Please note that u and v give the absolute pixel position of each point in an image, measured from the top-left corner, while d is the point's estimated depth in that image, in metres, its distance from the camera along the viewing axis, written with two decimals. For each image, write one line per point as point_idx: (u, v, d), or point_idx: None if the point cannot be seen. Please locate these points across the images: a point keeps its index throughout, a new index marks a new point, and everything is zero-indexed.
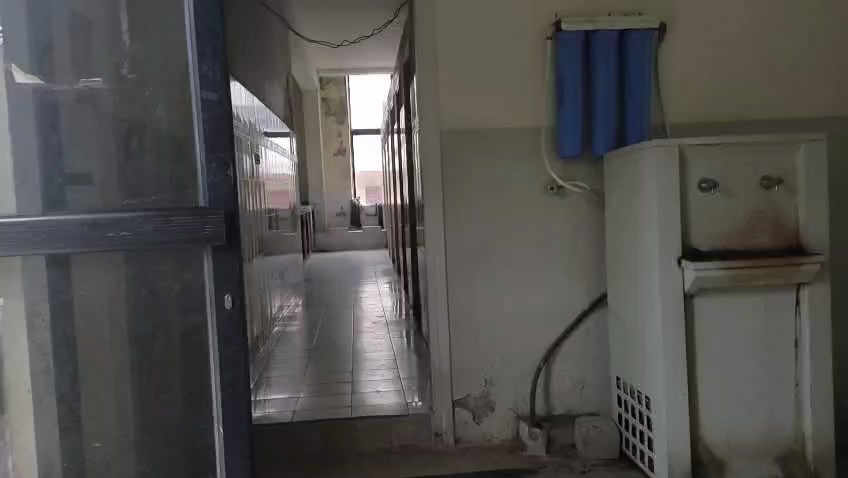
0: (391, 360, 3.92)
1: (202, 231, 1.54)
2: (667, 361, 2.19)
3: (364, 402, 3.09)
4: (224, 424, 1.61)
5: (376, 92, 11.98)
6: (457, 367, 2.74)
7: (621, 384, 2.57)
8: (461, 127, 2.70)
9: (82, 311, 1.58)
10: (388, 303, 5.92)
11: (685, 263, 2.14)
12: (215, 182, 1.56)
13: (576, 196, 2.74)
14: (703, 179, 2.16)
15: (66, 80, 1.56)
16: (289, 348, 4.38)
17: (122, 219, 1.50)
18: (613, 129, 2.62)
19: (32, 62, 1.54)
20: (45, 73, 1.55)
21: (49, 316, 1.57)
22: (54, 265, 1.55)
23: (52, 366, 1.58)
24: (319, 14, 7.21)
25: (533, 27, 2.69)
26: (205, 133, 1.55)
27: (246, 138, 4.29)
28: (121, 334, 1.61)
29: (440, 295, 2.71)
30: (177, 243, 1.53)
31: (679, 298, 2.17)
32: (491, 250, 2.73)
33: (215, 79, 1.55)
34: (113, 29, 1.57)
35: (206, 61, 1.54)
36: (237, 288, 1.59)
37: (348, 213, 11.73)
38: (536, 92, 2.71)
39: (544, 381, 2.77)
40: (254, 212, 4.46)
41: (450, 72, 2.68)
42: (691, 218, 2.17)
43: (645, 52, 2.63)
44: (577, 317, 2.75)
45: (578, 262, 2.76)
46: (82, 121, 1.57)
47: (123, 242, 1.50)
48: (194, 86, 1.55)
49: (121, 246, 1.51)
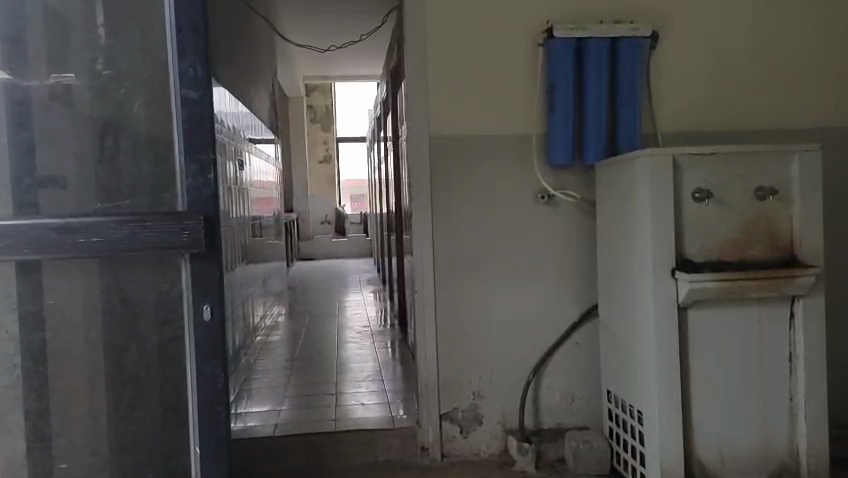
0: (377, 371, 3.84)
1: (180, 237, 1.46)
2: (659, 375, 2.14)
3: (348, 415, 3.01)
4: (202, 441, 1.53)
5: (363, 100, 11.93)
6: (445, 378, 2.68)
7: (612, 398, 2.52)
8: (450, 133, 2.65)
9: (51, 321, 1.49)
10: (373, 313, 5.85)
11: (678, 275, 2.10)
12: (196, 185, 1.49)
13: (567, 205, 2.70)
14: (697, 189, 2.12)
15: (37, 76, 1.48)
16: (271, 359, 4.28)
17: (93, 223, 1.43)
18: (604, 137, 2.59)
19: (1, 56, 1.46)
20: (14, 68, 1.47)
21: (15, 326, 1.48)
22: (22, 272, 1.47)
23: (18, 379, 1.49)
24: (307, 19, 7.15)
25: (524, 32, 2.65)
26: (186, 133, 1.48)
27: (229, 144, 4.18)
28: (93, 345, 1.52)
29: (428, 304, 2.64)
30: (153, 249, 1.45)
31: (673, 310, 2.13)
32: (480, 259, 2.68)
33: (197, 77, 1.48)
34: (88, 22, 1.49)
35: (188, 57, 1.48)
36: (218, 298, 1.51)
37: (333, 221, 11.63)
38: (527, 99, 2.67)
39: (534, 393, 2.71)
40: (237, 218, 4.38)
41: (440, 77, 2.64)
42: (684, 228, 2.13)
43: (636, 60, 2.59)
44: (568, 327, 2.71)
45: (569, 272, 2.71)
46: (54, 120, 1.49)
47: (94, 247, 1.43)
48: (175, 83, 1.48)
49: (92, 251, 1.43)
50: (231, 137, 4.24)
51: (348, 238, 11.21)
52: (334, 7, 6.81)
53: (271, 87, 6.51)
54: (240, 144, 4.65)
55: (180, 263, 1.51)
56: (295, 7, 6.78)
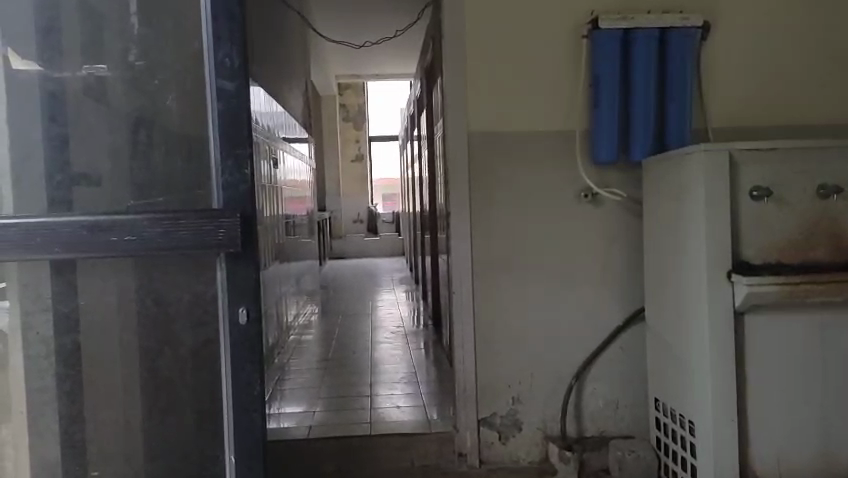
0: (412, 373, 3.77)
1: (215, 235, 1.41)
2: (713, 384, 2.02)
3: (382, 418, 2.94)
4: (237, 447, 1.47)
5: (395, 98, 11.89)
6: (484, 383, 2.59)
7: (659, 406, 2.42)
8: (488, 130, 2.56)
9: (87, 323, 1.46)
10: (406, 313, 5.78)
11: (735, 278, 1.98)
12: (231, 182, 1.43)
13: (612, 204, 2.59)
14: (755, 186, 2.00)
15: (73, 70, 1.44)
16: (304, 359, 4.24)
17: (126, 222, 1.38)
18: (652, 133, 2.47)
19: (32, 48, 1.43)
20: (45, 60, 1.44)
21: (49, 327, 1.45)
22: (56, 272, 1.43)
23: (52, 381, 1.46)
24: (340, 16, 7.11)
25: (567, 24, 2.55)
26: (220, 127, 1.42)
27: (263, 143, 4.16)
28: (127, 347, 1.47)
29: (466, 306, 2.56)
30: (187, 249, 1.40)
31: (728, 315, 2.01)
32: (521, 260, 2.59)
33: (233, 67, 1.42)
34: (121, 11, 1.44)
35: (223, 47, 1.42)
36: (253, 301, 1.45)
37: (365, 219, 11.61)
38: (570, 94, 2.57)
39: (576, 399, 2.61)
40: (270, 217, 4.37)
41: (479, 71, 2.55)
42: (741, 229, 2.01)
43: (687, 51, 2.47)
44: (612, 331, 2.60)
45: (613, 274, 2.60)
46: (87, 117, 1.45)
47: (127, 246, 1.38)
48: (211, 74, 1.42)
49: (125, 251, 1.39)
50: (265, 136, 4.22)
51: (380, 237, 11.19)
52: (368, 4, 6.78)
53: (305, 85, 6.50)
54: (274, 142, 4.65)
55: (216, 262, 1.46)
56: (329, 5, 6.77)
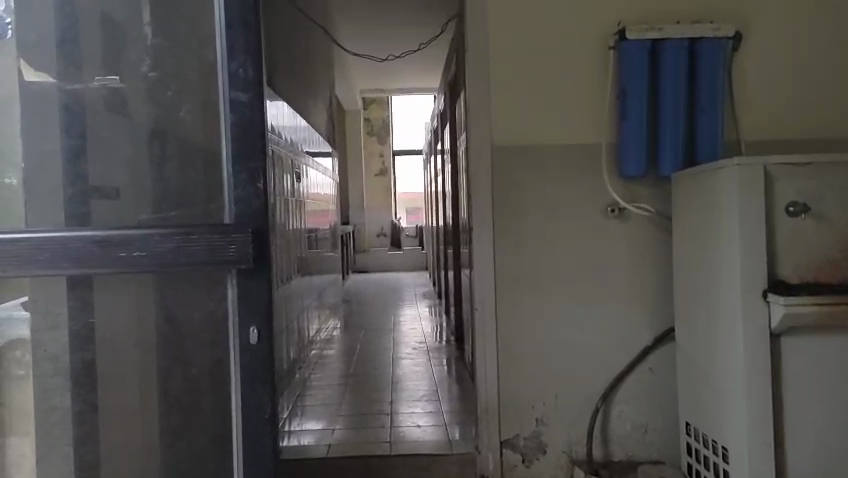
0: (434, 390, 3.70)
1: (227, 251, 1.38)
2: (748, 409, 1.92)
3: (403, 437, 2.88)
4: (250, 469, 1.43)
5: (419, 112, 11.89)
6: (507, 403, 2.52)
7: (691, 431, 2.32)
8: (511, 143, 2.51)
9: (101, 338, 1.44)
10: (429, 328, 5.72)
11: (771, 297, 1.89)
12: (244, 196, 1.40)
13: (640, 219, 2.51)
14: (791, 202, 1.91)
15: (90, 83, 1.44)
16: (325, 374, 4.20)
17: (135, 238, 1.35)
18: (682, 146, 2.39)
19: (46, 59, 1.45)
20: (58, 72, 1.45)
21: (63, 341, 1.44)
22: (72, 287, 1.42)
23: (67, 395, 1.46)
24: (364, 30, 7.13)
25: (593, 35, 2.50)
26: (234, 139, 1.40)
27: (286, 157, 4.17)
28: (140, 363, 1.45)
29: (489, 323, 2.49)
30: (197, 265, 1.37)
31: (764, 337, 1.92)
32: (545, 276, 2.52)
33: (247, 78, 1.40)
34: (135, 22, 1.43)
35: (237, 57, 1.40)
36: (266, 320, 1.42)
37: (388, 233, 11.59)
38: (596, 106, 2.51)
39: (602, 421, 2.52)
40: (292, 231, 4.35)
41: (502, 84, 2.50)
42: (777, 246, 1.92)
43: (718, 62, 2.39)
44: (640, 351, 2.51)
45: (641, 292, 2.52)
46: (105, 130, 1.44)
47: (137, 262, 1.36)
48: (225, 84, 1.41)
49: (135, 267, 1.36)
50: (288, 149, 4.22)
51: (404, 251, 11.16)
52: (392, 19, 6.80)
53: (329, 99, 6.53)
54: (297, 156, 4.65)
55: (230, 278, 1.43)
56: (354, 20, 6.81)
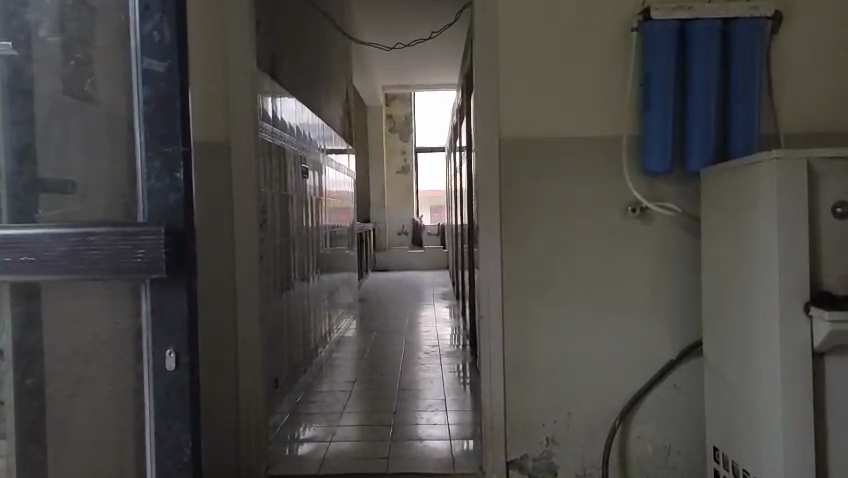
0: (444, 398, 3.49)
1: (133, 256, 1.22)
2: (785, 439, 1.67)
3: (404, 453, 2.67)
4: None
5: (442, 109, 11.64)
6: (514, 421, 2.30)
7: (719, 457, 2.08)
8: (521, 135, 2.28)
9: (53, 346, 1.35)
10: (445, 331, 5.49)
11: (815, 313, 1.63)
12: (156, 186, 1.26)
13: (665, 220, 2.27)
14: (838, 202, 1.66)
15: (47, 59, 1.34)
16: (332, 379, 4.02)
17: (24, 239, 1.22)
18: (713, 139, 2.14)
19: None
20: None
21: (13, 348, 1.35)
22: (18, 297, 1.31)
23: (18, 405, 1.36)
24: (382, 22, 6.92)
25: (615, 18, 2.26)
26: (146, 115, 1.25)
27: (294, 153, 3.98)
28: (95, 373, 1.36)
29: (495, 333, 2.28)
30: (84, 266, 1.22)
31: (805, 358, 1.66)
32: (558, 282, 2.29)
33: (164, 43, 1.25)
34: None
35: (151, 16, 1.25)
36: (185, 343, 1.27)
37: (410, 232, 11.39)
38: (616, 95, 2.27)
39: (619, 443, 2.29)
40: (299, 229, 4.17)
41: (514, 70, 2.27)
42: (822, 253, 1.67)
43: (754, 45, 2.13)
44: (663, 366, 2.26)
45: (666, 301, 2.27)
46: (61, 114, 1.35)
47: (22, 269, 1.23)
48: (137, 46, 1.26)
49: (19, 274, 1.24)
50: (296, 145, 4.03)
51: (425, 251, 10.95)
52: (412, 12, 6.60)
53: (347, 96, 6.39)
54: (309, 152, 4.45)
55: (176, 280, 1.26)
56: (373, 14, 6.62)
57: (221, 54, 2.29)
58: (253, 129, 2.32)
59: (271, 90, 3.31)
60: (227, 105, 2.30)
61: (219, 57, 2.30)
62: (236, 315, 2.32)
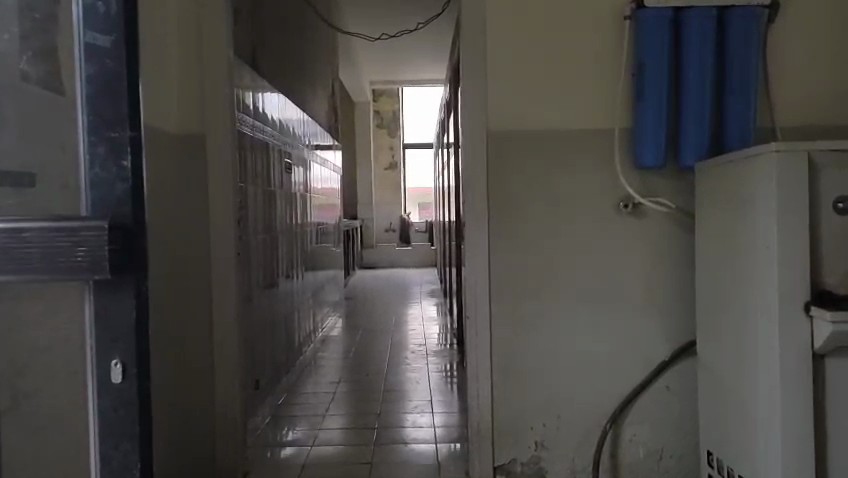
0: (431, 399, 3.41)
1: (72, 257, 0.74)
2: (784, 445, 1.60)
3: (389, 457, 2.59)
4: None
5: (431, 104, 11.54)
6: (502, 424, 2.22)
7: (714, 461, 2.01)
8: (510, 127, 2.20)
9: None
10: (432, 329, 5.40)
11: (815, 313, 1.56)
12: (99, 143, 0.76)
13: (658, 216, 2.19)
14: (839, 198, 1.59)
15: None
16: (316, 379, 3.92)
17: None
18: (708, 132, 2.07)
19: None
20: None
21: None
22: None
23: None
24: (370, 15, 6.80)
25: (607, 6, 2.18)
26: None
27: (278, 146, 3.86)
28: None
29: (482, 333, 2.19)
30: (5, 278, 0.75)
31: (805, 360, 1.59)
32: (547, 280, 2.21)
33: None
34: None
35: None
36: None
37: (397, 229, 11.31)
38: (608, 87, 2.19)
39: (611, 446, 2.21)
40: (283, 225, 4.06)
41: (503, 60, 2.19)
42: (823, 251, 1.60)
43: (750, 35, 2.06)
44: (656, 367, 2.19)
45: (658, 300, 2.20)
46: None
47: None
48: None
49: None
50: (280, 138, 3.91)
51: (413, 248, 10.86)
52: (399, 5, 6.50)
53: (334, 90, 6.27)
54: (294, 146, 4.35)
55: (121, 283, 0.77)
56: (360, 6, 6.50)
57: (197, 42, 2.19)
58: (230, 120, 2.22)
59: (253, 81, 3.20)
60: (202, 95, 2.19)
61: (194, 44, 2.19)
62: (212, 314, 2.22)
